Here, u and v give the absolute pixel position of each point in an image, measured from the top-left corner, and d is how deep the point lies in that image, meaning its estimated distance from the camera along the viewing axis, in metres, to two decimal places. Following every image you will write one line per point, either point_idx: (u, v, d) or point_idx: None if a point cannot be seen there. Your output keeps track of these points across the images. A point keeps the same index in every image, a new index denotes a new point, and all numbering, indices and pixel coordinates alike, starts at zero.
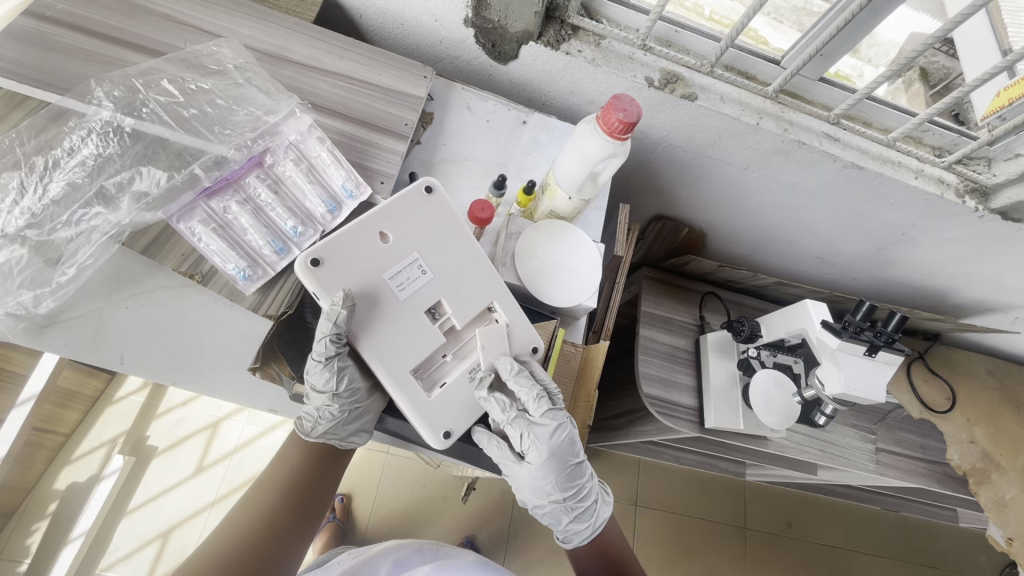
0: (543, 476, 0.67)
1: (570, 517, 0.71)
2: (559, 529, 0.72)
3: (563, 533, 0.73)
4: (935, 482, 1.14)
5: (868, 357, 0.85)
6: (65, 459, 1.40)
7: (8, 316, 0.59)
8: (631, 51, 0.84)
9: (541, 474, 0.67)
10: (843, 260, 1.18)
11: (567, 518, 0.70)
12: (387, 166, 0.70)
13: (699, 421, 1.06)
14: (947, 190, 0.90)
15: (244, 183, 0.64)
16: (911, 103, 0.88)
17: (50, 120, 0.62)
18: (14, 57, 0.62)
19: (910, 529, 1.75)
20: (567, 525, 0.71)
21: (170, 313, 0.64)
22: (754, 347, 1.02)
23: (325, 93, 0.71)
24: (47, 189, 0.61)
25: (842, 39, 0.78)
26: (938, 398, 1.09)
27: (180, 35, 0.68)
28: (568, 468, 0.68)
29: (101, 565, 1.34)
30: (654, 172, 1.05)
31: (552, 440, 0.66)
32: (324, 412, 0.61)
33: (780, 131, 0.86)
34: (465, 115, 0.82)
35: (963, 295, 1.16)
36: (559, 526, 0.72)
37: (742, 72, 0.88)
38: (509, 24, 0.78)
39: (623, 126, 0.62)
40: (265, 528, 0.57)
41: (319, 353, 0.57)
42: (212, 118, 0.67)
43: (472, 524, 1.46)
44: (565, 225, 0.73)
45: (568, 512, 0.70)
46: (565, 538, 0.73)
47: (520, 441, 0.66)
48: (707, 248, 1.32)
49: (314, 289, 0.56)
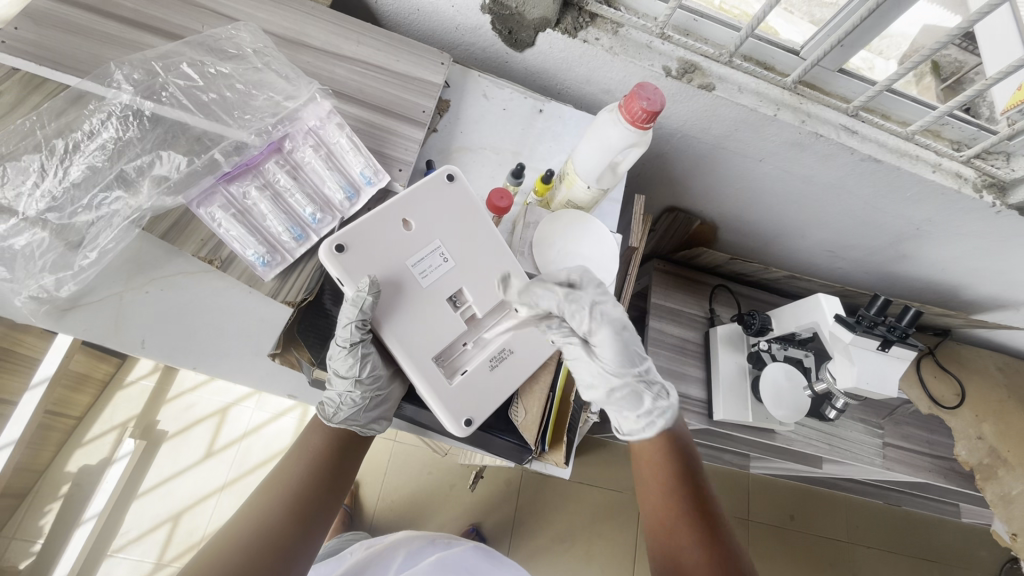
0: (613, 358, 0.65)
1: (653, 396, 0.65)
2: (641, 415, 0.65)
3: (640, 424, 0.65)
4: (942, 477, 1.13)
5: (881, 351, 0.84)
6: (77, 442, 1.42)
7: (30, 299, 0.60)
8: (649, 40, 0.83)
9: (613, 356, 0.65)
10: (855, 253, 1.18)
11: (650, 396, 0.65)
12: (404, 153, 0.69)
13: (708, 413, 1.06)
14: (964, 184, 0.89)
15: (263, 168, 0.64)
16: (922, 95, 0.87)
17: (69, 102, 0.62)
18: (34, 39, 0.62)
19: (914, 523, 1.75)
20: (649, 408, 0.65)
21: (190, 299, 0.66)
22: (766, 340, 1.01)
23: (344, 79, 0.71)
24: (67, 172, 0.61)
25: (865, 29, 0.76)
26: (946, 394, 1.09)
27: (199, 19, 0.67)
28: (637, 347, 0.67)
29: (113, 547, 1.36)
30: (668, 162, 1.04)
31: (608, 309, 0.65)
32: (346, 398, 0.61)
33: (797, 123, 0.85)
34: (481, 103, 0.81)
35: (974, 291, 1.16)
36: (639, 411, 0.65)
37: (761, 62, 0.87)
38: (527, 11, 0.77)
39: (646, 115, 0.61)
40: (290, 510, 0.57)
41: (345, 338, 0.58)
42: (232, 102, 0.67)
43: (478, 512, 1.47)
44: (583, 216, 0.73)
45: (648, 390, 0.66)
46: (647, 426, 0.64)
47: (596, 324, 0.63)
48: (718, 240, 1.32)
49: (338, 274, 0.57)
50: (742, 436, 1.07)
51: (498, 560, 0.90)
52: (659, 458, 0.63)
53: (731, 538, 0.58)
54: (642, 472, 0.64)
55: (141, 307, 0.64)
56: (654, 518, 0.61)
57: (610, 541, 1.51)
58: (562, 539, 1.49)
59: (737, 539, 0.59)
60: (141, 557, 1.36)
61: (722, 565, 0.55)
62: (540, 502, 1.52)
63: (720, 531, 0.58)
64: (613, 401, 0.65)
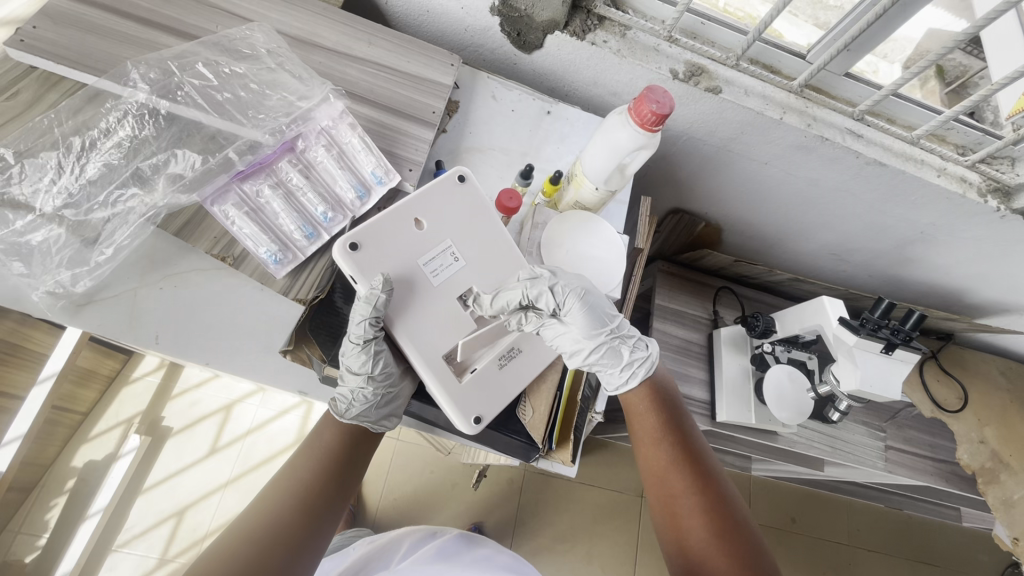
0: (584, 323, 0.65)
1: (630, 348, 0.70)
2: (624, 368, 0.69)
3: (625, 375, 0.70)
4: (944, 481, 1.13)
5: (885, 354, 0.85)
6: (83, 438, 1.43)
7: (47, 294, 0.61)
8: (656, 42, 0.84)
9: (585, 322, 0.65)
10: (859, 256, 1.18)
11: (628, 348, 0.70)
12: (415, 153, 0.70)
13: (711, 414, 1.07)
14: (969, 189, 0.90)
15: (276, 167, 0.65)
16: (926, 99, 0.87)
17: (86, 101, 0.63)
18: (51, 38, 0.63)
19: (915, 526, 1.75)
20: (629, 359, 0.70)
21: (203, 296, 0.67)
22: (769, 343, 1.01)
23: (356, 79, 0.71)
24: (84, 169, 0.62)
25: (873, 33, 0.77)
26: (950, 398, 1.09)
27: (214, 20, 0.68)
28: (604, 307, 0.68)
29: (118, 541, 1.37)
30: (674, 164, 1.05)
31: (569, 281, 0.65)
32: (358, 395, 0.62)
33: (803, 126, 0.86)
34: (490, 104, 0.82)
35: (978, 295, 1.16)
36: (621, 365, 0.70)
37: (768, 66, 0.88)
38: (536, 12, 0.77)
39: (655, 118, 0.62)
40: (299, 508, 0.58)
41: (358, 336, 0.59)
42: (246, 102, 0.68)
43: (480, 511, 1.48)
44: (591, 216, 0.73)
45: (624, 343, 0.70)
46: (630, 377, 0.70)
47: (564, 298, 0.63)
48: (722, 242, 1.32)
49: (352, 272, 0.58)
50: (744, 438, 1.08)
51: (495, 546, 0.95)
52: (647, 414, 0.70)
53: (718, 477, 0.66)
54: (633, 428, 0.70)
55: (155, 303, 0.65)
56: (650, 470, 0.67)
57: (611, 541, 1.51)
58: (564, 539, 1.50)
59: (724, 476, 0.66)
60: (146, 552, 1.36)
61: (711, 497, 0.63)
62: (542, 501, 1.52)
63: (708, 471, 0.66)
64: (597, 362, 0.68)
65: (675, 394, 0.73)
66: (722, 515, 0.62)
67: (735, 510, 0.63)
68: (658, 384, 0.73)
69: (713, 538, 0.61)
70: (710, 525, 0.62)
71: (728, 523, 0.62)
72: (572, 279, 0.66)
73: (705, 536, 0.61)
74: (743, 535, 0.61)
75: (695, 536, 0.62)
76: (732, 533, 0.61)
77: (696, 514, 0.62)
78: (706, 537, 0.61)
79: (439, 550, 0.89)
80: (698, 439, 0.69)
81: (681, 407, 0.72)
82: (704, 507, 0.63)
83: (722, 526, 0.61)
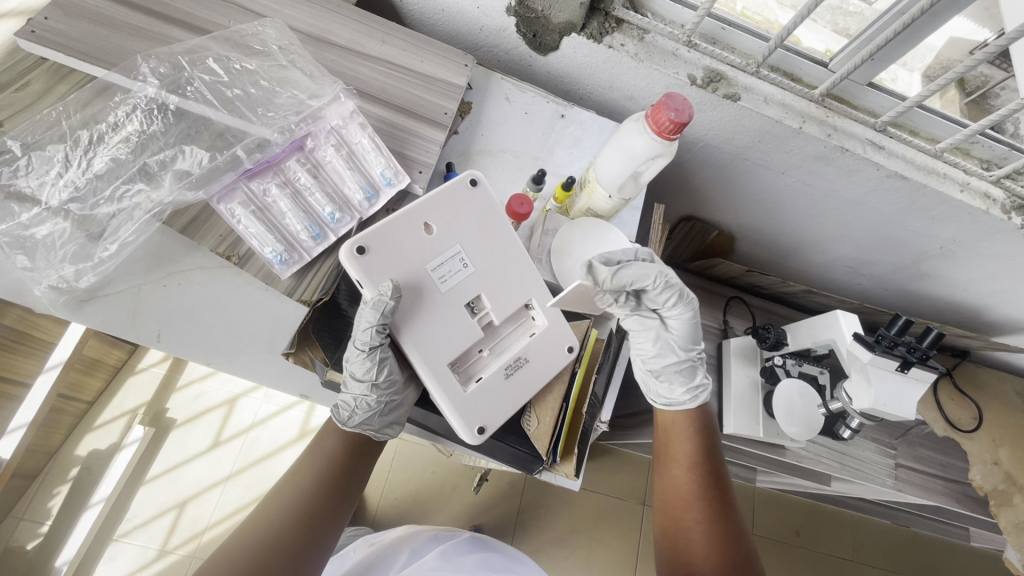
0: (683, 335, 0.74)
1: (703, 374, 0.75)
2: (691, 388, 0.73)
3: (687, 394, 0.73)
4: (955, 502, 1.10)
5: (900, 373, 0.82)
6: (88, 427, 1.42)
7: (50, 289, 0.60)
8: (675, 47, 0.82)
9: (683, 333, 0.74)
10: (875, 269, 1.15)
11: (704, 372, 0.75)
12: (425, 154, 0.69)
13: (718, 425, 1.04)
14: (992, 206, 0.87)
15: (284, 166, 0.64)
16: (945, 109, 0.85)
17: (95, 94, 0.63)
18: (63, 29, 0.62)
19: (923, 545, 1.72)
20: (698, 383, 0.74)
21: (206, 294, 0.66)
22: (780, 356, 0.98)
23: (366, 77, 0.70)
24: (91, 163, 0.62)
25: (898, 42, 0.74)
26: (964, 417, 1.07)
27: (228, 15, 0.68)
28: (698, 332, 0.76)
29: (118, 532, 1.37)
30: (688, 170, 1.03)
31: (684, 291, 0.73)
32: (361, 402, 0.61)
33: (824, 136, 0.83)
34: (503, 106, 0.81)
35: (997, 314, 1.13)
36: (688, 385, 0.73)
37: (788, 74, 0.86)
38: (553, 14, 0.76)
39: (673, 126, 0.60)
40: (299, 516, 0.57)
41: (364, 342, 0.58)
42: (256, 99, 0.67)
43: (480, 513, 1.47)
44: (603, 225, 0.71)
45: (700, 369, 0.76)
46: (689, 399, 0.73)
47: (676, 304, 0.72)
48: (734, 250, 1.30)
49: (359, 276, 0.57)
50: (751, 450, 1.05)
51: (501, 551, 0.94)
52: (686, 440, 0.70)
53: (737, 514, 0.65)
54: (668, 450, 0.71)
55: (157, 301, 0.64)
56: (674, 492, 0.67)
57: (611, 549, 1.50)
58: (563, 544, 1.48)
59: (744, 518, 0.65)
60: (147, 543, 1.36)
61: (727, 534, 0.62)
62: (542, 505, 1.51)
63: (731, 509, 0.65)
64: (673, 369, 0.74)
65: (716, 431, 0.73)
66: (736, 553, 0.61)
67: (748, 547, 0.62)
68: (705, 419, 0.73)
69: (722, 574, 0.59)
70: (721, 557, 0.60)
71: (740, 562, 0.60)
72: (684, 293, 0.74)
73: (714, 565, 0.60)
74: None
75: (701, 563, 0.60)
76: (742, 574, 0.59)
77: (710, 542, 0.61)
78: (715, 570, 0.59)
79: (443, 554, 0.88)
80: (727, 476, 0.68)
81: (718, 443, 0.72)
82: (718, 541, 0.61)
83: (733, 564, 0.60)
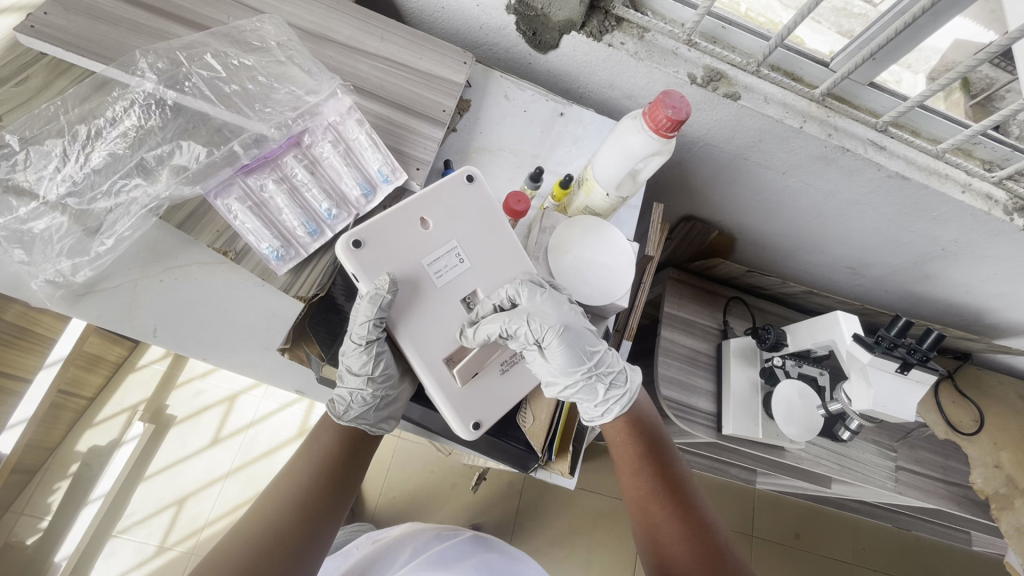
0: (563, 360, 0.63)
1: (607, 385, 0.67)
2: (600, 404, 0.67)
3: (601, 408, 0.67)
4: (957, 506, 1.09)
5: (901, 374, 0.82)
6: (88, 422, 1.43)
7: (47, 283, 0.61)
8: (675, 46, 0.82)
9: (564, 358, 0.63)
10: (876, 270, 1.15)
11: (604, 385, 0.66)
12: (422, 151, 0.68)
13: (717, 426, 1.04)
14: (994, 207, 0.86)
15: (281, 162, 0.64)
16: (949, 111, 0.84)
17: (94, 89, 0.63)
18: (62, 24, 0.62)
19: (923, 549, 1.71)
20: (605, 396, 0.67)
21: (203, 289, 0.66)
22: (779, 357, 0.97)
23: (365, 74, 0.70)
24: (89, 158, 0.62)
25: (899, 43, 0.74)
26: (965, 419, 1.06)
27: (225, 11, 0.68)
28: (586, 339, 0.65)
29: (117, 529, 1.37)
30: (689, 169, 1.03)
31: (558, 312, 0.62)
32: (357, 397, 0.61)
33: (823, 136, 0.83)
34: (502, 104, 0.81)
35: (1000, 316, 1.12)
36: (596, 401, 0.67)
37: (789, 73, 0.85)
38: (553, 12, 0.76)
39: (671, 123, 0.60)
40: (299, 509, 0.57)
41: (361, 336, 0.58)
42: (254, 95, 0.67)
43: (479, 512, 1.46)
44: (600, 222, 0.71)
45: (601, 380, 0.67)
46: (606, 412, 0.68)
47: (545, 335, 0.61)
48: (735, 250, 1.29)
49: (355, 270, 0.57)
50: (750, 451, 1.05)
51: (503, 550, 0.93)
52: (625, 443, 0.67)
53: (696, 501, 0.64)
54: (613, 456, 0.68)
55: (154, 295, 0.65)
56: (632, 499, 0.65)
57: (610, 548, 1.49)
58: (563, 544, 1.48)
59: (706, 502, 0.65)
60: (146, 540, 1.37)
61: (693, 526, 0.62)
62: (542, 505, 1.51)
63: (689, 499, 0.64)
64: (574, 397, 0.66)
65: (654, 421, 0.70)
66: (706, 543, 0.61)
67: (716, 534, 0.62)
68: (637, 413, 0.69)
69: (697, 567, 0.59)
70: (691, 552, 0.60)
71: (711, 550, 0.60)
72: (558, 310, 0.62)
73: (687, 563, 0.60)
74: (727, 562, 0.60)
75: (678, 564, 0.61)
76: (717, 563, 0.60)
77: (680, 542, 0.61)
78: (691, 566, 0.60)
79: (444, 554, 0.87)
80: (679, 464, 0.67)
81: (659, 430, 0.69)
82: (688, 537, 0.61)
83: (705, 555, 0.60)
